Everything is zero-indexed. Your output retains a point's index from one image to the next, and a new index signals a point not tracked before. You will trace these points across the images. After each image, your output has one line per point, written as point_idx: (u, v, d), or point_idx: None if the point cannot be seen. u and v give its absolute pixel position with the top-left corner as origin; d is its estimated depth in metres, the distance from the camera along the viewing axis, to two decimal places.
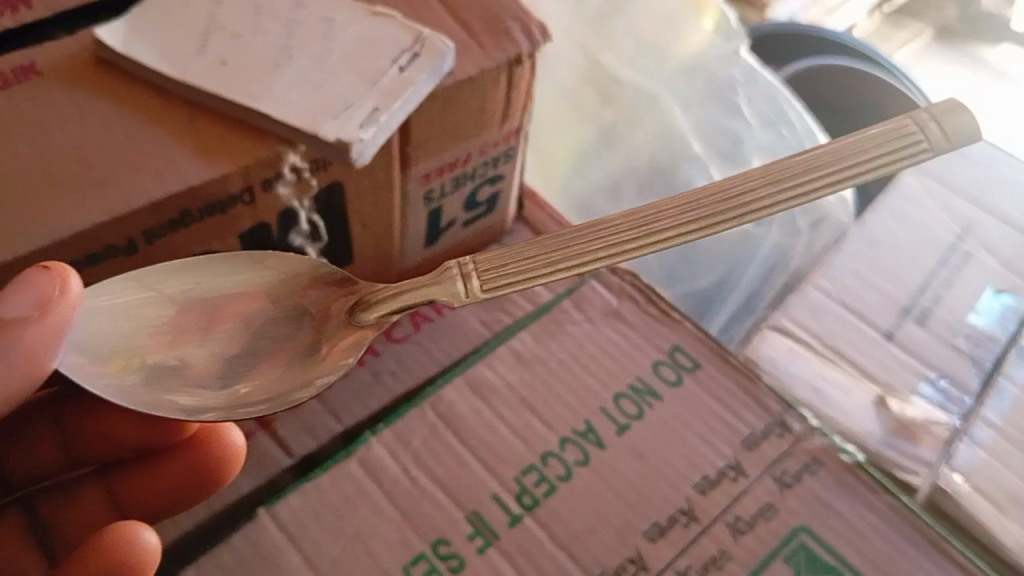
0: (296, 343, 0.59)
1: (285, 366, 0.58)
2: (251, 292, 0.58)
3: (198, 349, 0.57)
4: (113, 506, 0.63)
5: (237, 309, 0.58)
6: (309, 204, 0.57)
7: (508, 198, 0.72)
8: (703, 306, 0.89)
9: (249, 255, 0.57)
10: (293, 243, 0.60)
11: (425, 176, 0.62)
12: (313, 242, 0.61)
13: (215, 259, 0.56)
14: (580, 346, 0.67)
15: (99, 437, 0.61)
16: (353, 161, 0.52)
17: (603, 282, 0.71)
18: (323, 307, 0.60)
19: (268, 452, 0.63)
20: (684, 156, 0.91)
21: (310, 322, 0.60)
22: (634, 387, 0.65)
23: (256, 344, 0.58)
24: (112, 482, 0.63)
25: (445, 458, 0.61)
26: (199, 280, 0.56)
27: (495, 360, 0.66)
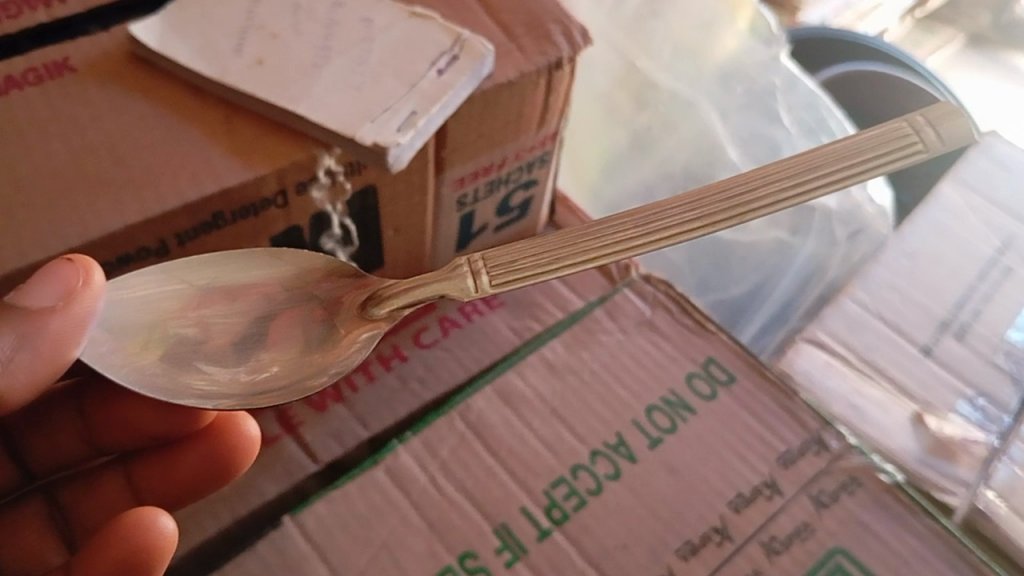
0: (307, 332, 0.59)
1: (297, 355, 0.58)
2: (265, 284, 0.57)
3: (213, 329, 0.56)
4: (132, 494, 0.62)
5: (250, 296, 0.57)
6: (342, 208, 0.56)
7: (541, 203, 0.71)
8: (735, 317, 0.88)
9: (269, 252, 0.55)
10: (324, 247, 0.59)
11: (459, 181, 0.61)
12: (345, 246, 0.60)
13: (232, 256, 0.54)
14: (613, 357, 0.66)
15: (119, 423, 0.61)
16: (390, 164, 0.51)
17: (637, 292, 0.70)
18: (337, 298, 0.59)
19: (294, 456, 0.62)
20: (720, 163, 0.88)
21: (322, 309, 0.59)
22: (667, 400, 0.64)
23: (270, 327, 0.58)
24: (130, 469, 0.63)
25: (474, 468, 0.59)
26: (216, 274, 0.55)
27: (526, 368, 0.65)
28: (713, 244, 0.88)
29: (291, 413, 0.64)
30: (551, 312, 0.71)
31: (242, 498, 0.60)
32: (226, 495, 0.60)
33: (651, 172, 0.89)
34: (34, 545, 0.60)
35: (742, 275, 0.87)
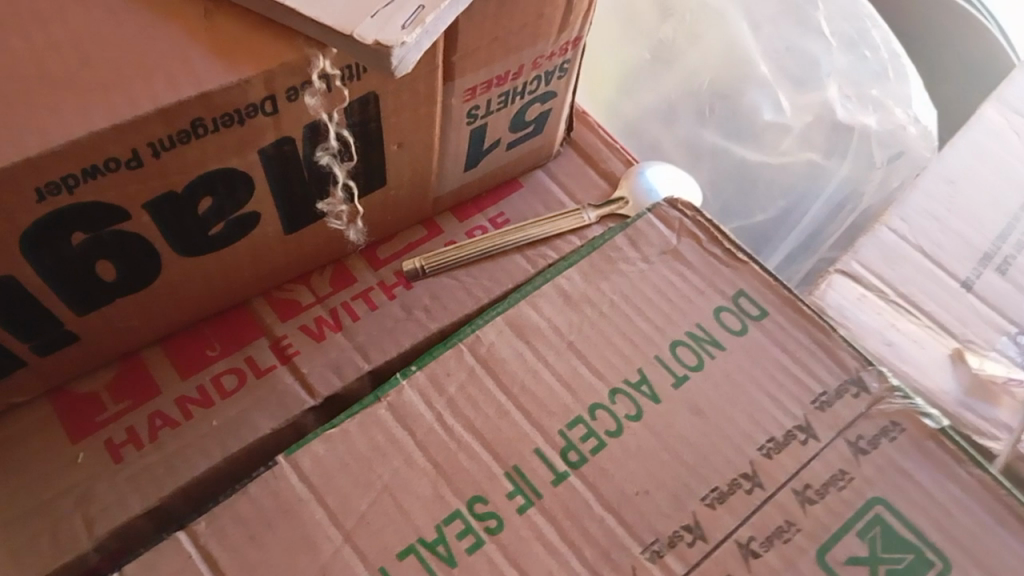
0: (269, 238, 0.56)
1: (259, 257, 0.57)
2: (246, 185, 0.50)
3: (181, 228, 0.50)
4: (147, 393, 0.58)
5: (228, 194, 0.50)
6: (339, 120, 0.50)
7: (558, 118, 0.65)
8: (759, 243, 0.84)
9: (251, 161, 0.49)
10: (318, 163, 0.52)
11: (469, 91, 0.55)
12: (342, 160, 0.53)
13: (212, 164, 0.47)
14: (636, 287, 0.60)
15: (130, 327, 0.56)
16: (392, 63, 0.43)
17: (661, 217, 0.63)
18: (308, 197, 0.54)
19: (290, 389, 0.58)
20: (752, 78, 0.77)
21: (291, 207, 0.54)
22: (694, 334, 0.59)
23: (236, 234, 0.53)
24: (145, 371, 0.59)
25: (484, 406, 0.55)
26: (195, 176, 0.47)
27: (541, 300, 0.59)
28: (740, 167, 0.79)
29: (286, 342, 0.60)
30: (568, 239, 0.65)
31: (234, 434, 0.56)
32: (219, 431, 0.56)
33: (671, 88, 0.80)
34: (49, 460, 0.55)
35: (768, 200, 0.80)
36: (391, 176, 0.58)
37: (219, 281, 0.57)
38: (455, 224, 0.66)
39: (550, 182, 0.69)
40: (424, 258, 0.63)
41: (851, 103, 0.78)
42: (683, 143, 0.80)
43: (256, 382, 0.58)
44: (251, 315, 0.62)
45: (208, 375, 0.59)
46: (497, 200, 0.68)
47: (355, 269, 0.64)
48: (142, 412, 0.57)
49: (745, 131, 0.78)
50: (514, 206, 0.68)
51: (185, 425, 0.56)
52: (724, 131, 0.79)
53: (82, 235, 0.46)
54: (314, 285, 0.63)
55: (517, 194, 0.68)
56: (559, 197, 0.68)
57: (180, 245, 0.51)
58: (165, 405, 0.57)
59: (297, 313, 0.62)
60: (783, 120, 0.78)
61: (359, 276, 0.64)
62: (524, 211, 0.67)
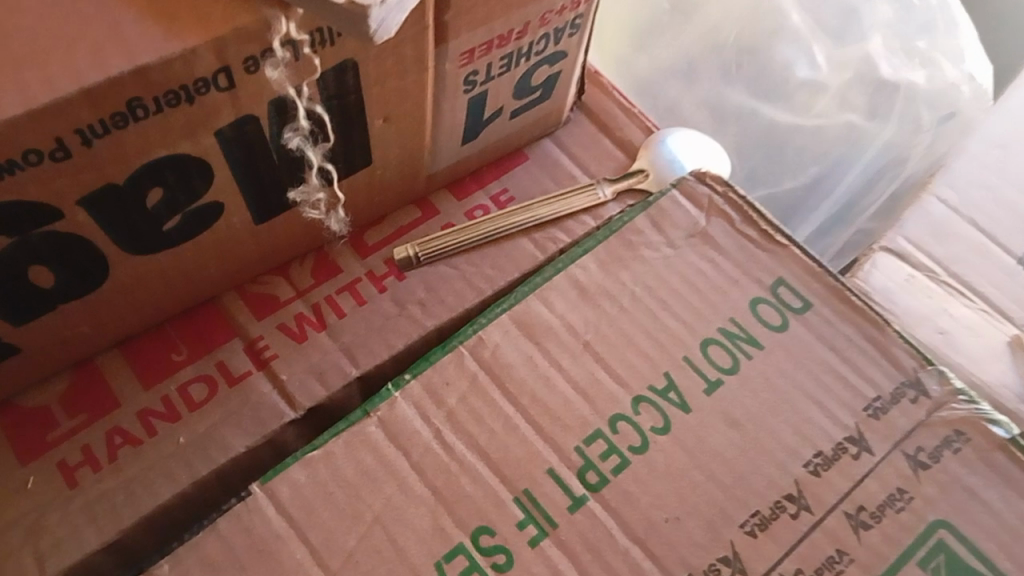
0: (235, 230, 0.48)
1: (226, 251, 0.50)
2: (202, 173, 0.42)
3: (130, 225, 0.42)
4: (107, 405, 0.51)
5: (182, 184, 0.42)
6: (310, 94, 0.42)
7: (569, 81, 0.57)
8: (787, 213, 0.76)
9: (206, 145, 0.41)
10: (287, 146, 0.44)
11: (467, 53, 0.46)
12: (316, 143, 0.45)
13: (158, 150, 0.39)
14: (660, 276, 0.53)
15: (83, 333, 0.49)
16: (368, 27, 0.36)
17: (687, 194, 0.56)
18: (279, 182, 0.47)
19: (268, 400, 0.51)
20: (784, 31, 0.69)
21: (259, 194, 0.47)
22: (727, 331, 0.51)
23: (197, 228, 0.46)
24: (104, 381, 0.52)
25: (489, 420, 0.48)
26: (139, 165, 0.39)
27: (552, 293, 0.52)
28: (769, 130, 0.71)
29: (262, 345, 0.53)
30: (580, 220, 0.58)
31: (202, 455, 0.49)
32: (186, 450, 0.49)
33: (692, 41, 0.71)
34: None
35: (799, 166, 0.72)
36: (376, 154, 0.50)
37: (181, 278, 0.50)
38: (453, 204, 0.59)
39: (560, 153, 0.61)
40: (418, 244, 0.56)
41: (896, 58, 0.69)
42: (705, 103, 0.72)
43: (227, 393, 0.51)
44: (223, 313, 0.54)
45: (174, 384, 0.52)
46: (501, 175, 0.60)
47: (340, 258, 0.56)
48: (99, 428, 0.50)
49: (775, 90, 0.70)
50: (519, 182, 0.60)
51: (149, 443, 0.50)
52: (751, 90, 0.70)
53: (7, 239, 0.39)
54: (293, 276, 0.56)
55: (523, 168, 0.60)
56: (570, 171, 0.60)
57: (129, 244, 0.44)
58: (127, 419, 0.51)
59: (275, 310, 0.54)
60: (819, 78, 0.69)
61: (344, 265, 0.56)
62: (531, 188, 0.59)
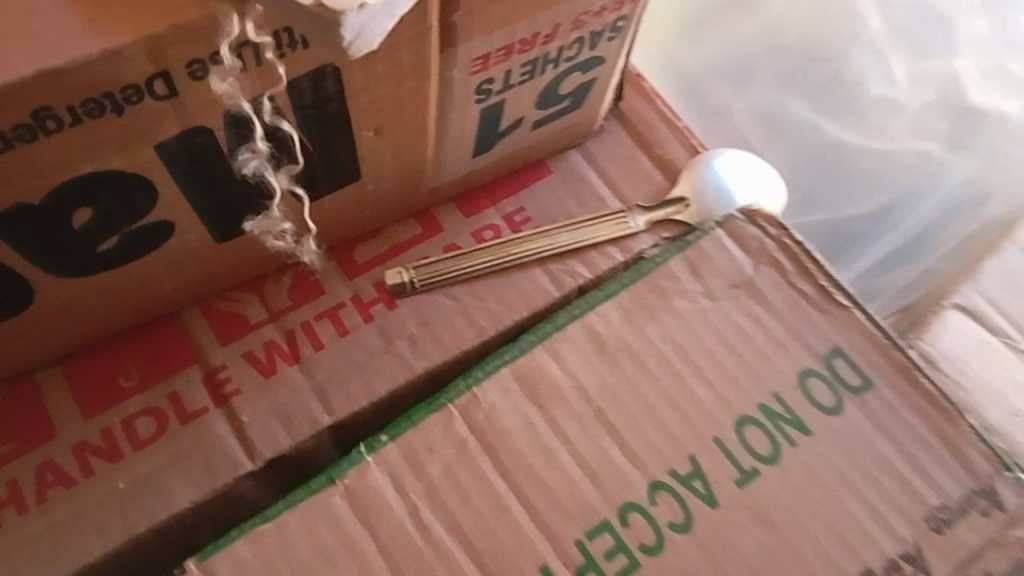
0: (190, 248, 0.41)
1: (180, 269, 0.42)
2: (143, 188, 0.35)
3: (53, 245, 0.35)
4: (40, 432, 0.44)
5: (117, 201, 0.34)
6: (274, 106, 0.34)
7: (605, 88, 0.48)
8: (839, 247, 0.65)
9: (145, 159, 0.33)
10: (244, 168, 0.36)
11: (480, 60, 0.38)
12: (281, 163, 0.37)
13: (83, 166, 0.32)
14: (693, 334, 0.45)
15: (12, 352, 0.42)
16: (343, 38, 0.27)
17: (734, 235, 0.47)
18: (242, 201, 0.39)
19: (223, 444, 0.44)
20: (860, 37, 0.59)
21: (218, 214, 0.39)
22: (769, 410, 0.44)
23: (142, 248, 0.38)
24: (39, 402, 0.45)
25: (476, 498, 0.40)
26: (58, 182, 0.32)
27: (564, 345, 0.44)
28: (831, 149, 0.61)
29: (222, 376, 0.46)
30: (605, 251, 0.49)
31: (141, 506, 0.42)
32: (123, 498, 0.42)
33: (752, 40, 0.61)
34: None
35: (863, 194, 0.62)
36: (365, 168, 0.42)
37: (128, 297, 0.42)
38: (459, 221, 0.51)
39: (588, 168, 0.53)
40: (414, 268, 0.48)
41: (985, 81, 0.60)
42: (759, 112, 0.62)
43: (177, 432, 0.44)
44: (182, 332, 0.47)
45: (118, 416, 0.45)
46: (517, 190, 0.52)
47: (323, 276, 0.49)
48: (28, 461, 0.43)
49: (844, 105, 0.60)
50: (538, 201, 0.51)
51: (83, 485, 0.43)
52: (815, 103, 0.61)
53: None
54: (267, 295, 0.48)
55: (544, 183, 0.52)
56: (598, 191, 0.52)
57: (55, 265, 0.36)
58: (61, 452, 0.44)
59: (242, 335, 0.47)
60: (896, 95, 0.60)
61: (327, 286, 0.48)
62: (551, 208, 0.51)
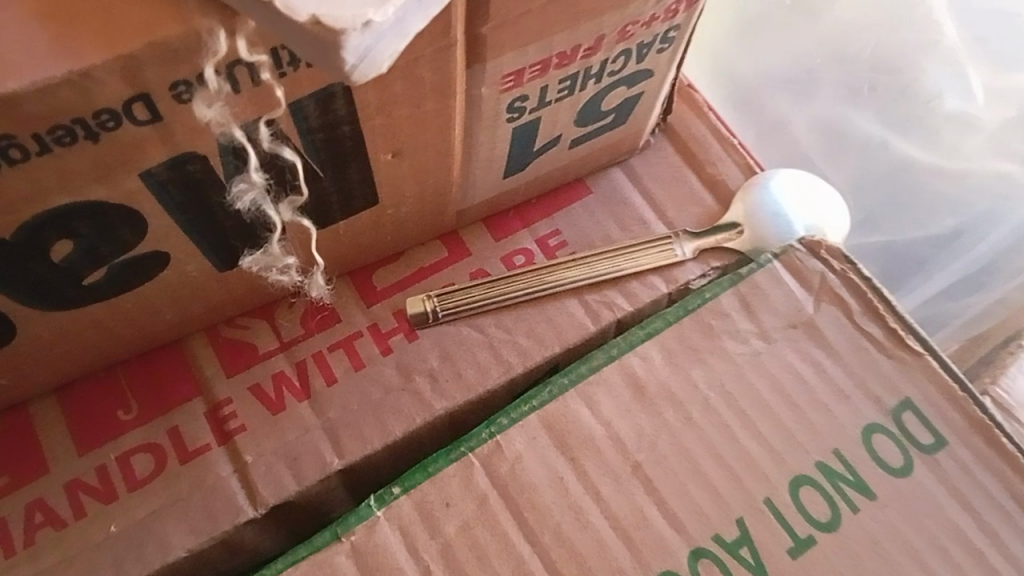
0: (190, 277, 0.37)
1: (180, 299, 0.39)
2: (131, 217, 0.31)
3: (33, 276, 0.31)
4: (32, 467, 0.41)
5: (102, 231, 0.31)
6: (274, 132, 0.30)
7: (652, 102, 0.44)
8: (897, 272, 0.59)
9: (131, 188, 0.29)
10: (239, 201, 0.32)
11: (512, 76, 0.34)
12: (282, 192, 0.33)
13: (59, 197, 0.28)
14: (743, 379, 0.40)
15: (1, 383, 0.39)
16: (342, 58, 0.23)
17: (792, 269, 0.42)
18: (245, 230, 0.35)
19: (223, 487, 0.40)
20: (935, 46, 0.54)
21: (219, 243, 0.35)
22: (829, 470, 0.39)
23: (135, 279, 0.35)
24: (32, 434, 0.42)
25: (496, 562, 0.36)
26: (32, 213, 0.28)
27: (599, 389, 0.40)
28: (899, 167, 0.56)
29: (227, 411, 0.42)
30: (648, 281, 0.45)
31: (133, 553, 0.39)
32: (115, 543, 0.39)
33: (814, 48, 0.56)
34: None
35: (929, 216, 0.56)
36: (383, 192, 0.38)
37: (125, 326, 0.39)
38: (488, 245, 0.46)
39: (631, 188, 0.48)
40: (438, 296, 0.44)
41: None
42: (821, 126, 0.57)
43: (175, 472, 0.41)
44: (185, 362, 0.43)
45: (114, 452, 0.41)
46: (552, 212, 0.47)
47: (339, 303, 0.45)
48: (18, 499, 0.40)
49: (915, 120, 0.55)
50: (575, 224, 0.47)
51: (75, 527, 0.39)
52: (884, 118, 0.56)
53: None
54: (278, 322, 0.44)
55: (582, 204, 0.48)
56: (641, 214, 0.47)
57: (37, 298, 0.33)
58: (53, 490, 0.40)
59: (249, 365, 0.43)
60: (973, 110, 0.54)
61: (344, 314, 0.45)
62: (589, 232, 0.47)
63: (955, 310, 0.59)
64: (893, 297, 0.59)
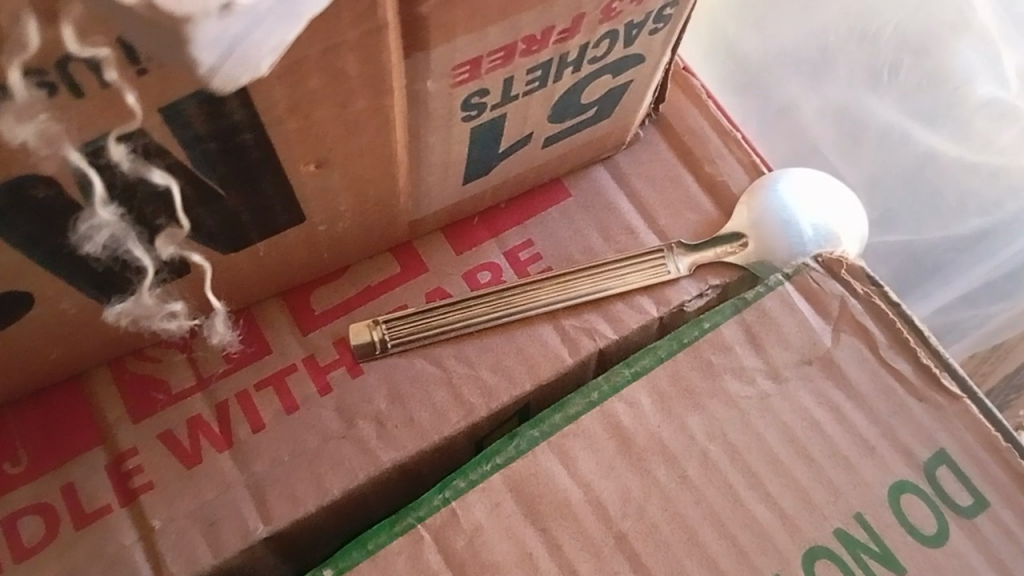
0: (70, 313, 0.30)
1: (61, 341, 0.32)
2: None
3: None
4: None
5: None
6: (138, 147, 0.24)
7: (643, 91, 0.37)
8: (911, 275, 0.52)
9: None
10: (93, 241, 0.26)
11: (465, 67, 0.28)
12: (152, 233, 0.27)
13: None
14: (749, 428, 0.33)
15: None
16: (196, 55, 0.19)
17: (807, 292, 0.36)
18: (118, 276, 0.28)
19: (125, 559, 0.33)
20: (965, 26, 0.47)
21: (93, 279, 0.28)
22: (848, 537, 0.32)
23: None
24: None
25: None
26: None
27: (577, 442, 0.33)
28: (922, 161, 0.49)
29: (132, 463, 0.35)
30: (637, 303, 0.38)
31: None
32: None
33: (831, 23, 0.49)
34: None
35: (953, 216, 0.49)
36: (312, 208, 0.30)
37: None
38: (448, 259, 0.39)
39: (617, 191, 0.41)
40: (387, 323, 0.37)
41: None
42: (834, 113, 0.51)
43: (68, 541, 0.34)
44: (86, 403, 0.36)
45: None
46: (525, 219, 0.40)
47: (270, 330, 0.38)
48: None
49: (941, 110, 0.48)
50: (551, 233, 0.40)
51: None
52: (907, 106, 0.49)
53: None
54: (196, 354, 0.37)
55: (559, 210, 0.41)
56: (629, 222, 0.40)
57: None
58: None
59: (161, 408, 0.36)
60: (1008, 100, 0.47)
61: (275, 343, 0.38)
62: (567, 244, 0.40)
63: (977, 320, 0.52)
64: (906, 302, 0.52)
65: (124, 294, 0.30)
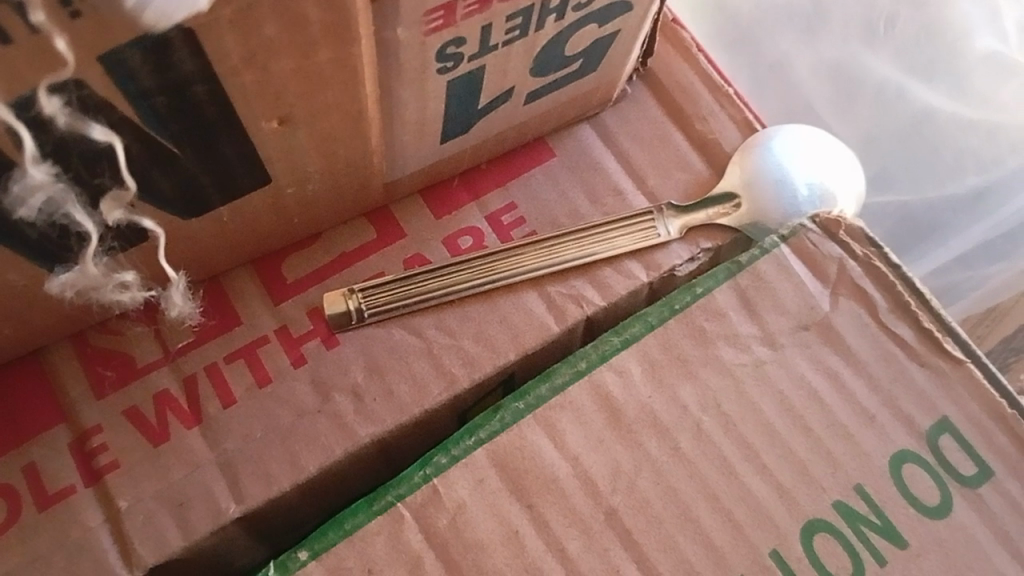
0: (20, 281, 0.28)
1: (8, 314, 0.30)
2: None
3: None
4: None
5: None
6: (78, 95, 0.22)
7: (630, 43, 0.35)
8: (909, 237, 0.49)
9: None
10: (29, 206, 0.24)
11: (440, 13, 0.26)
12: (96, 196, 0.25)
13: None
14: (743, 397, 0.32)
15: None
16: None
17: (803, 254, 0.34)
18: (59, 243, 0.26)
19: (90, 543, 0.32)
20: None
21: (37, 246, 0.26)
22: (848, 511, 0.31)
23: None
24: None
25: None
26: None
27: (564, 415, 0.31)
28: (920, 118, 0.48)
29: (95, 442, 0.33)
30: (626, 268, 0.36)
31: None
32: None
33: None
34: None
35: (951, 172, 0.47)
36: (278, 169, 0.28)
37: None
38: (427, 224, 0.38)
39: (603, 150, 0.39)
40: (363, 291, 0.35)
41: None
42: (829, 69, 0.49)
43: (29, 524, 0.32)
44: (45, 378, 0.34)
45: None
46: (506, 181, 0.39)
47: (240, 301, 0.36)
48: None
49: (940, 64, 0.48)
50: (534, 196, 0.38)
51: None
52: (904, 62, 0.48)
53: None
54: (160, 326, 0.35)
55: (542, 172, 0.39)
56: (617, 183, 0.38)
57: None
58: None
59: (126, 383, 0.34)
60: (1008, 54, 0.47)
61: (246, 314, 0.36)
62: (551, 207, 0.38)
63: (977, 285, 0.49)
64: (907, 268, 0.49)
65: (69, 264, 0.28)
